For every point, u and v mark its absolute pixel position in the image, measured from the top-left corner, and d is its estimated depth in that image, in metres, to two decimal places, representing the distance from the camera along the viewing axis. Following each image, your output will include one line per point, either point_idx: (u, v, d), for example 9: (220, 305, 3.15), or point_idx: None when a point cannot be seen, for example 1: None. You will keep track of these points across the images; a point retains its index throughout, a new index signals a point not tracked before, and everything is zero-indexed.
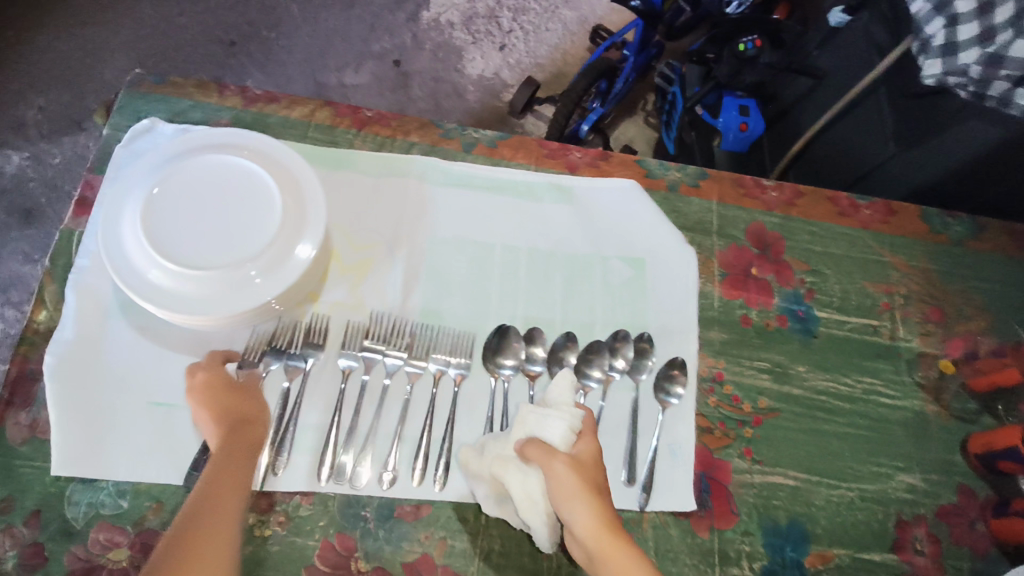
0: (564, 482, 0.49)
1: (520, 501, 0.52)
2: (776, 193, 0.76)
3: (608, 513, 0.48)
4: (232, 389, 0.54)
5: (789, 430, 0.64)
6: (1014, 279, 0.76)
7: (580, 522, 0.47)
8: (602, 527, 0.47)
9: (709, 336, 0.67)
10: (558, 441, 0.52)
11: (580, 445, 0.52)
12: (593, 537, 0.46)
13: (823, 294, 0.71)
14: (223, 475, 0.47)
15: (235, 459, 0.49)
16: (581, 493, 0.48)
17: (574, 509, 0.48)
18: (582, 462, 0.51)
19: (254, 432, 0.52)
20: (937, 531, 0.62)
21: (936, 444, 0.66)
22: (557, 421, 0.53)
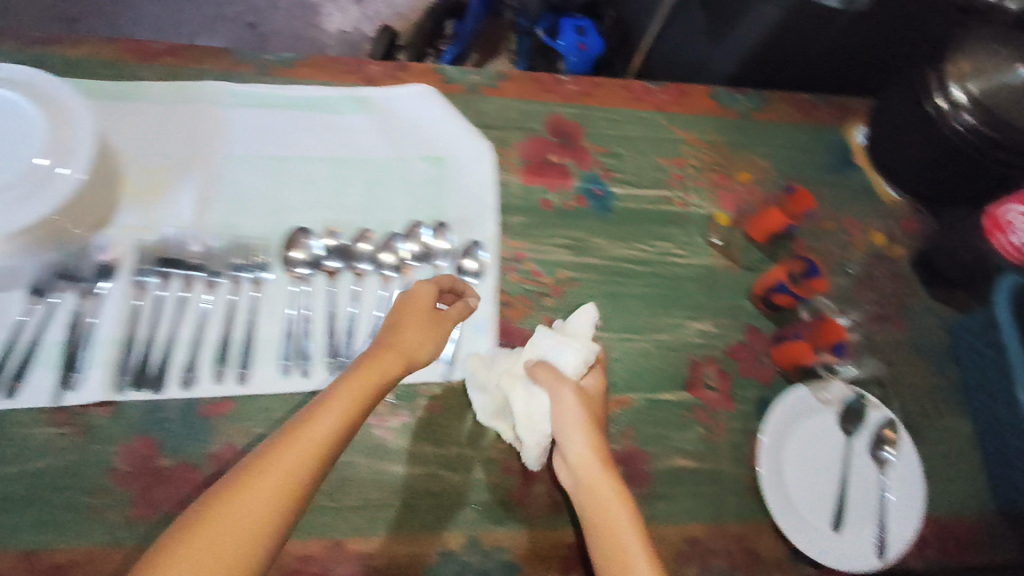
0: (569, 409, 0.57)
1: (524, 415, 0.58)
2: (573, 86, 0.80)
3: (603, 453, 0.56)
4: (428, 317, 0.55)
5: (587, 295, 0.69)
6: (795, 144, 0.83)
7: (575, 450, 0.55)
8: (594, 458, 0.55)
9: (509, 221, 0.71)
10: (571, 367, 0.60)
11: (588, 380, 0.61)
12: (586, 469, 0.55)
13: (620, 173, 0.76)
14: (336, 406, 0.46)
15: (359, 386, 0.47)
16: (584, 429, 0.56)
17: (575, 440, 0.56)
18: (587, 396, 0.59)
19: (390, 364, 0.50)
20: (727, 368, 0.69)
21: (725, 291, 0.73)
22: (572, 353, 0.60)
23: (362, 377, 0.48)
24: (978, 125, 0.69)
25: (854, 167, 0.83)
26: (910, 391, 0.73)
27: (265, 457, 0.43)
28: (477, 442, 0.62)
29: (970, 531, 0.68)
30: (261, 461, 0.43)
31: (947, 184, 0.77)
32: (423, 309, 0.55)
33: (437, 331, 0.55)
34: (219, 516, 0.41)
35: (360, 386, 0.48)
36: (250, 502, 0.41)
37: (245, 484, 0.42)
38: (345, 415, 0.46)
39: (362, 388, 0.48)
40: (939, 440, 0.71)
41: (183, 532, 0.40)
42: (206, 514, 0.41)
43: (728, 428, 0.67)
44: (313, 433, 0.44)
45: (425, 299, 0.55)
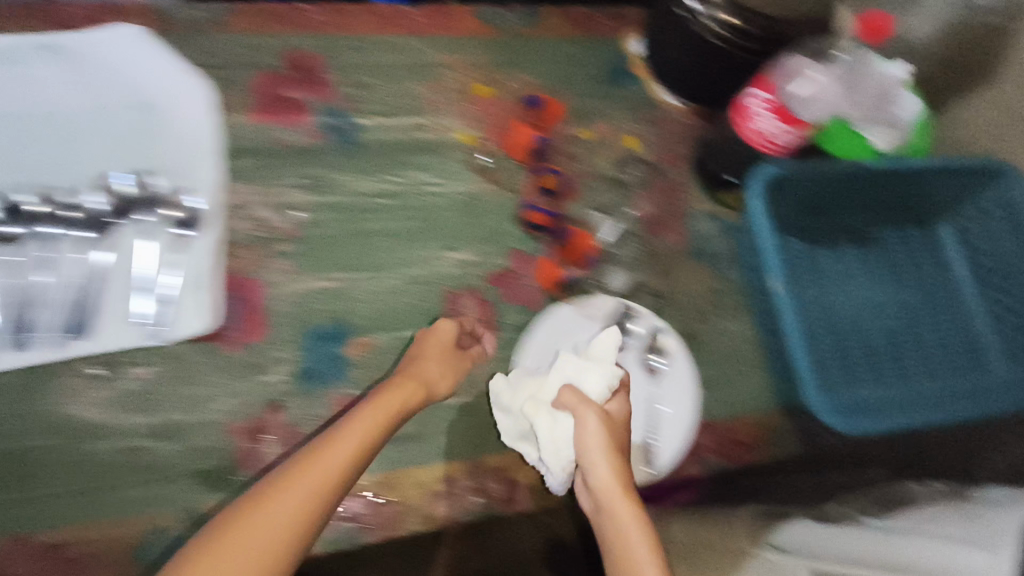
0: (595, 437, 0.52)
1: (549, 445, 0.54)
2: (318, 15, 0.73)
3: (627, 477, 0.52)
4: (451, 351, 0.60)
5: (329, 237, 0.64)
6: (568, 57, 0.79)
7: (599, 475, 0.52)
8: (617, 487, 0.51)
9: (238, 165, 0.65)
10: (596, 394, 0.56)
11: (614, 403, 0.57)
12: (608, 491, 0.51)
13: (367, 104, 0.70)
14: (368, 419, 0.50)
15: (388, 407, 0.52)
16: (607, 451, 0.52)
17: (597, 467, 0.52)
18: (613, 421, 0.55)
19: (409, 393, 0.54)
20: (487, 297, 0.65)
21: (489, 218, 0.68)
22: (597, 375, 0.56)
23: (383, 406, 0.52)
24: (729, 20, 0.65)
25: (632, 76, 0.79)
26: (689, 299, 0.70)
27: (329, 443, 0.48)
28: (201, 406, 0.57)
29: (748, 430, 0.68)
30: (324, 451, 0.47)
31: (717, 83, 0.73)
32: (442, 343, 0.59)
33: (455, 365, 0.59)
34: (260, 520, 0.42)
35: (378, 416, 0.51)
36: (282, 502, 0.43)
37: (301, 472, 0.45)
38: (366, 437, 0.49)
39: (387, 416, 0.51)
40: (718, 347, 0.70)
41: (217, 531, 0.42)
42: (237, 523, 0.42)
43: (488, 359, 0.64)
44: (331, 457, 0.46)
45: (447, 338, 0.60)
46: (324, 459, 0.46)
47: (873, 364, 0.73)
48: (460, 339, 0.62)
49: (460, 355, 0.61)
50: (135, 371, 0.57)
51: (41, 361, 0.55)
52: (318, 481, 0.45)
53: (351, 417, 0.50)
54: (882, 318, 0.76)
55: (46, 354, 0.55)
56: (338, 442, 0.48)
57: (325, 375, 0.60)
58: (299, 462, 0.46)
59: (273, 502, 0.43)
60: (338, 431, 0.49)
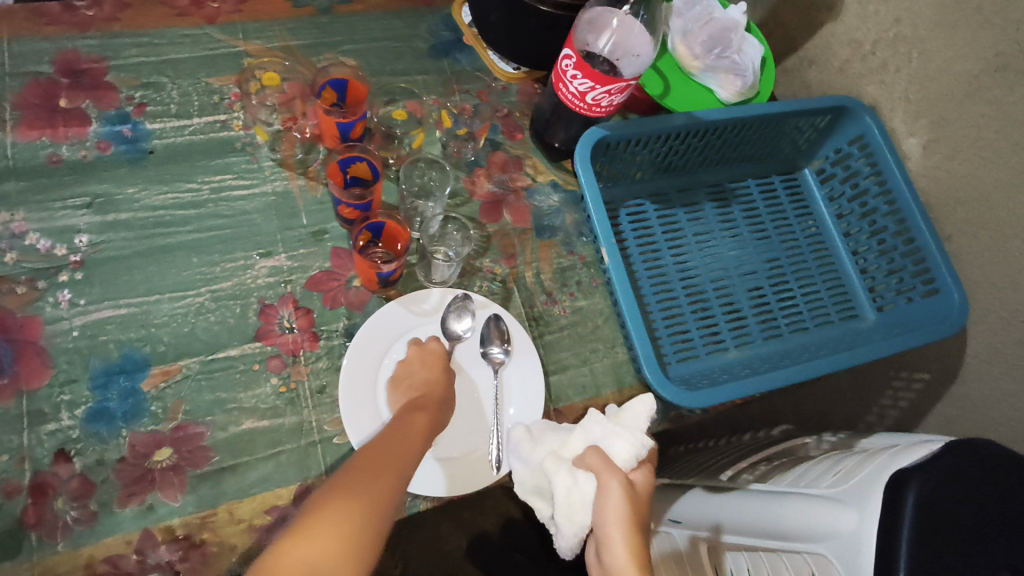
0: (616, 506, 0.47)
1: (563, 500, 0.50)
2: (92, 11, 0.66)
3: (643, 559, 0.45)
4: (440, 365, 0.56)
5: (115, 258, 0.58)
6: (389, 33, 0.73)
7: (612, 552, 0.45)
8: (635, 563, 0.45)
9: (1, 190, 0.58)
10: (621, 461, 0.51)
11: (636, 475, 0.51)
12: (622, 572, 0.45)
13: (156, 104, 0.64)
14: (415, 438, 0.49)
15: (422, 429, 0.50)
16: (624, 525, 0.46)
17: (612, 545, 0.46)
18: (635, 491, 0.49)
19: (436, 413, 0.53)
20: (306, 302, 0.60)
21: (305, 217, 0.63)
22: (624, 444, 0.51)
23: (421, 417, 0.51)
24: None
25: (462, 48, 0.75)
26: (536, 279, 0.66)
27: (387, 450, 0.47)
28: None
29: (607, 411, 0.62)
30: (378, 456, 0.46)
31: (541, 46, 0.68)
32: (437, 359, 0.57)
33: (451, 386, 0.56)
34: (346, 504, 0.41)
35: (416, 434, 0.49)
36: (351, 498, 0.42)
37: (365, 474, 0.44)
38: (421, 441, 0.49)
39: (423, 434, 0.50)
40: (573, 327, 0.65)
41: (292, 533, 0.40)
42: (313, 521, 0.40)
43: (310, 372, 0.57)
44: (376, 482, 0.44)
45: (433, 355, 0.57)
46: (385, 462, 0.46)
47: (737, 327, 0.68)
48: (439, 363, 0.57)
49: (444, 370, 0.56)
50: None
51: None
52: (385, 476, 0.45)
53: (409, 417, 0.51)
54: (748, 276, 0.71)
55: None
56: (398, 445, 0.48)
57: (120, 414, 0.53)
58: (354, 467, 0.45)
59: (341, 498, 0.42)
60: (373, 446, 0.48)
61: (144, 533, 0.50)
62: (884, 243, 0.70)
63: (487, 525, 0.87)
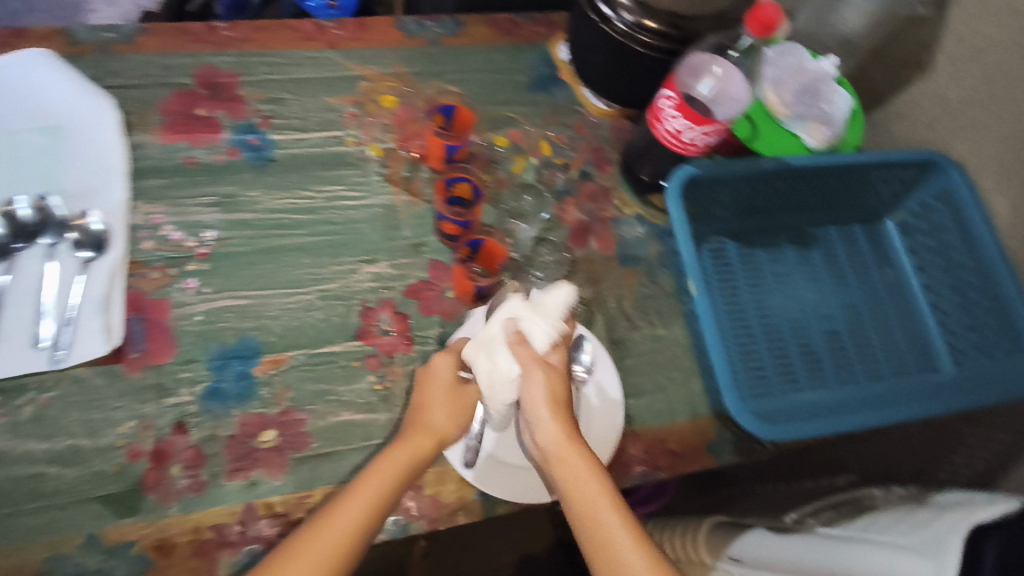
0: (538, 389, 0.54)
1: (489, 387, 0.56)
2: (230, 31, 0.72)
3: (571, 429, 0.52)
4: (448, 386, 0.58)
5: (237, 254, 0.63)
6: (493, 65, 0.78)
7: (542, 434, 0.52)
8: (559, 431, 0.52)
9: (143, 185, 0.64)
10: (541, 345, 0.56)
11: (554, 356, 0.57)
12: (553, 445, 0.51)
13: (281, 118, 0.70)
14: (368, 487, 0.50)
15: (399, 463, 0.52)
16: (546, 404, 0.53)
17: (541, 421, 0.52)
18: (552, 372, 0.55)
19: (418, 443, 0.54)
20: (404, 308, 0.64)
21: (406, 229, 0.67)
22: (542, 328, 0.56)
23: (375, 472, 0.51)
24: (640, 22, 0.65)
25: (559, 82, 0.79)
26: (618, 306, 0.69)
27: (324, 520, 0.47)
28: (96, 431, 0.54)
29: (680, 438, 0.64)
30: (315, 527, 0.47)
31: (637, 85, 0.72)
32: (444, 385, 0.58)
33: (462, 405, 0.57)
34: (307, 546, 0.46)
35: (393, 469, 0.51)
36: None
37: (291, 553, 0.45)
38: (372, 498, 0.49)
39: (401, 466, 0.52)
40: (651, 354, 0.67)
41: None
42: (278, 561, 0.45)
43: (404, 374, 0.61)
44: (334, 525, 0.47)
45: (442, 377, 0.58)
46: (318, 535, 0.46)
47: (813, 368, 0.69)
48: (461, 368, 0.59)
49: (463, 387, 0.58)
50: (37, 398, 0.54)
51: None
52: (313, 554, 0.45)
53: (366, 474, 0.51)
54: (825, 319, 0.72)
55: None
56: (338, 510, 0.48)
57: (233, 396, 0.57)
58: (291, 542, 0.46)
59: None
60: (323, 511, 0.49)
61: (247, 507, 0.54)
62: (967, 297, 0.70)
63: (535, 546, 0.94)
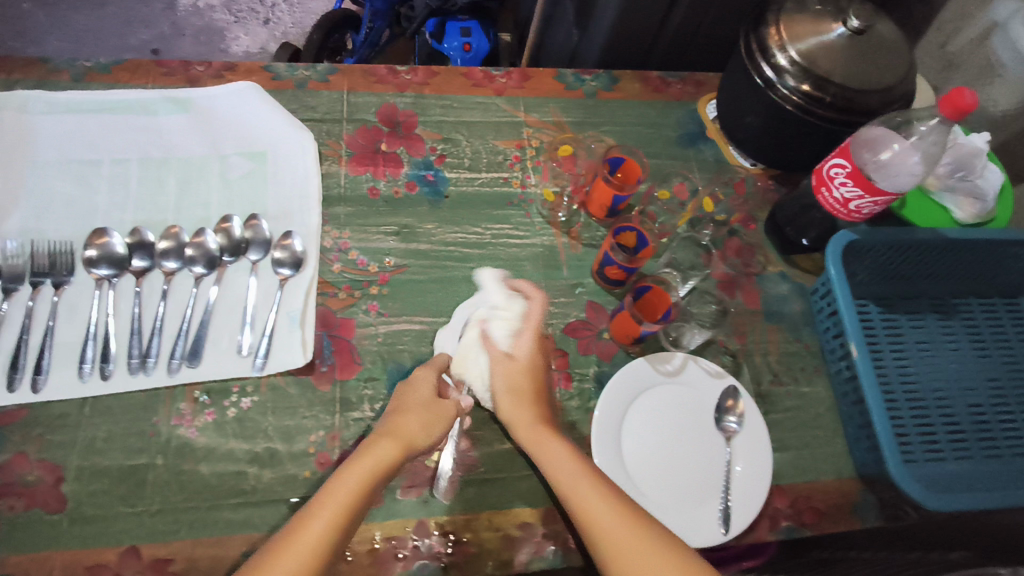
0: (503, 383, 0.58)
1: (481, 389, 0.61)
2: (410, 75, 0.79)
3: (543, 416, 0.57)
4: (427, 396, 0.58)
5: (414, 281, 0.67)
6: (645, 119, 0.82)
7: (518, 425, 0.56)
8: (534, 425, 0.55)
9: (334, 212, 0.69)
10: (501, 337, 0.61)
11: (520, 341, 0.60)
12: (529, 434, 0.55)
13: (453, 158, 0.75)
14: (350, 482, 0.50)
15: (371, 463, 0.51)
16: (518, 395, 0.57)
17: (511, 412, 0.57)
18: (517, 361, 0.59)
19: (386, 449, 0.53)
20: (564, 346, 0.67)
21: (565, 270, 0.71)
22: (501, 325, 0.61)
23: (357, 465, 0.51)
24: (802, 88, 0.68)
25: (705, 139, 0.83)
26: (763, 361, 0.71)
27: (305, 513, 0.47)
28: (290, 437, 0.59)
29: (825, 497, 0.65)
30: (300, 520, 0.46)
31: (791, 149, 0.75)
32: (422, 396, 0.58)
33: (440, 419, 0.57)
34: (289, 545, 0.44)
35: (363, 469, 0.51)
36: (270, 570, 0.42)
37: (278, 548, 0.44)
38: (356, 489, 0.49)
39: (371, 466, 0.51)
40: (795, 411, 0.69)
41: None
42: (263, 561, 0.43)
43: (564, 408, 0.65)
44: (313, 523, 0.46)
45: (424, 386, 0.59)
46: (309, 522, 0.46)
47: (958, 441, 0.69)
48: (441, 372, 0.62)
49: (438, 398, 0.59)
50: (239, 401, 0.59)
51: (154, 386, 0.58)
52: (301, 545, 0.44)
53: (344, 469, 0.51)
54: (968, 392, 0.72)
55: (159, 379, 0.58)
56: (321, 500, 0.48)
57: None
58: (278, 537, 0.45)
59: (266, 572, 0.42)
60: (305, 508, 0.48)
61: (420, 523, 0.57)
62: None
63: None
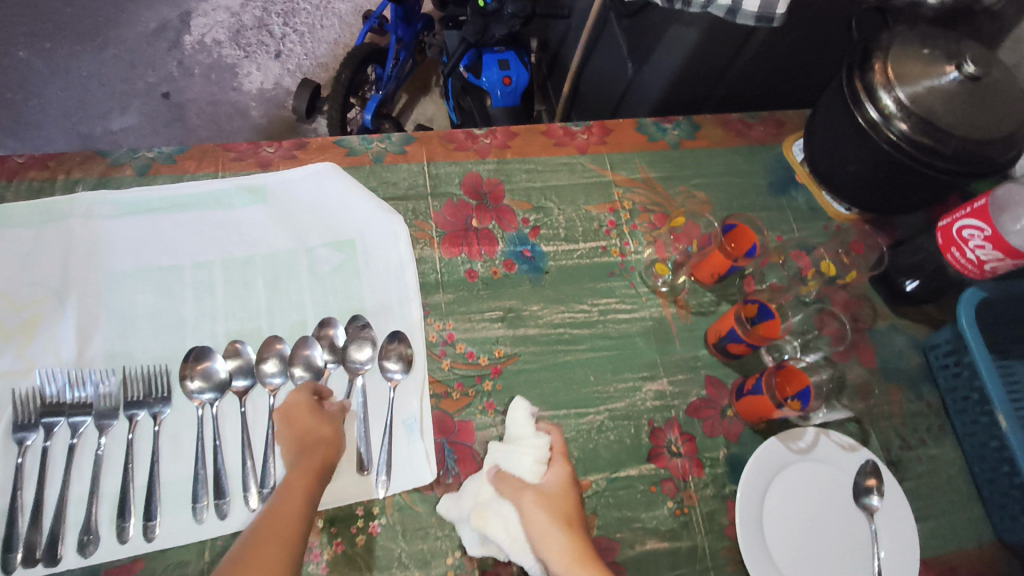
0: (537, 514, 0.51)
1: (507, 543, 0.51)
2: (489, 139, 0.75)
3: (581, 546, 0.50)
4: (314, 415, 0.54)
5: (529, 371, 0.63)
6: (732, 168, 0.79)
7: (553, 559, 0.49)
8: (571, 557, 0.49)
9: (434, 301, 0.65)
10: (527, 473, 0.54)
11: (551, 476, 0.54)
12: (565, 569, 0.49)
13: (548, 229, 0.71)
14: (299, 490, 0.49)
15: (307, 469, 0.50)
16: (557, 526, 0.50)
17: (551, 549, 0.50)
18: (550, 497, 0.52)
19: (315, 454, 0.52)
20: (689, 429, 0.64)
21: (678, 343, 0.67)
22: (525, 456, 0.54)
23: (297, 476, 0.50)
24: (915, 131, 0.65)
25: (796, 185, 0.80)
26: (890, 424, 0.67)
27: (264, 542, 0.44)
28: (426, 563, 0.54)
29: (972, 567, 0.62)
30: (255, 548, 0.44)
31: (897, 194, 0.72)
32: (306, 414, 0.54)
33: (332, 421, 0.55)
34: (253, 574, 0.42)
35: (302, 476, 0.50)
36: None
37: None
38: (303, 502, 0.48)
39: (308, 482, 0.50)
40: (929, 476, 0.66)
41: None
42: None
43: (699, 498, 0.61)
44: (270, 550, 0.44)
45: (303, 406, 0.54)
46: (270, 549, 0.44)
47: None
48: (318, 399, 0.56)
49: (324, 410, 0.55)
50: (368, 526, 0.54)
51: None
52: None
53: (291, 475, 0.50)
54: None
55: None
56: (275, 523, 0.46)
57: None
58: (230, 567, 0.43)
59: None
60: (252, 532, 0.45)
61: None
62: None
63: None
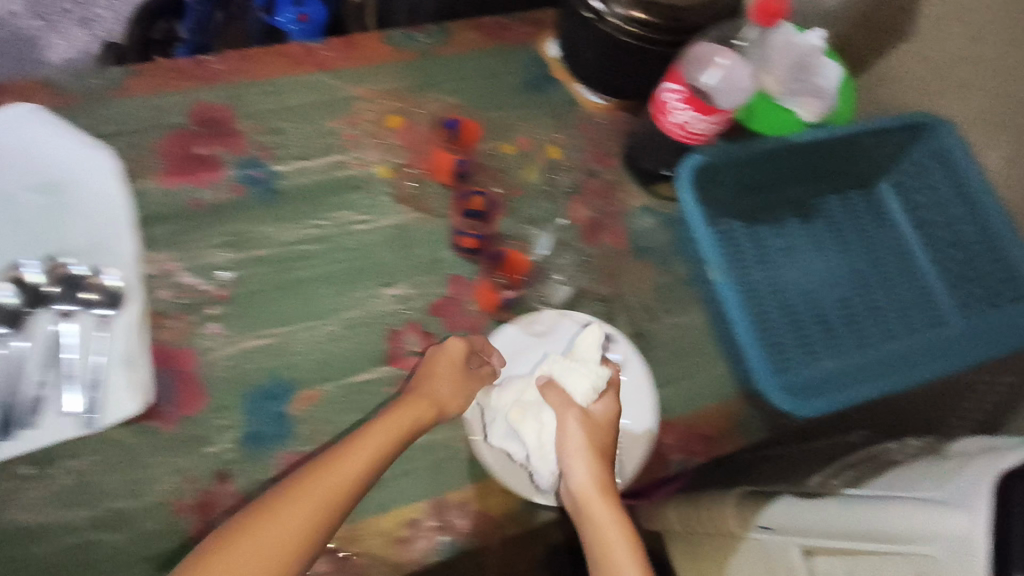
0: (577, 437, 0.57)
1: (535, 447, 0.58)
2: (219, 64, 0.71)
3: (603, 476, 0.56)
4: (453, 372, 0.59)
5: (258, 292, 0.62)
6: (484, 70, 0.78)
7: (577, 476, 0.56)
8: (593, 484, 0.55)
9: (153, 233, 0.63)
10: (580, 394, 0.59)
11: (598, 403, 0.59)
12: (582, 493, 0.55)
13: (282, 148, 0.69)
14: (377, 438, 0.53)
15: (401, 421, 0.55)
16: (589, 457, 0.56)
17: (575, 468, 0.56)
18: (592, 421, 0.58)
19: (417, 411, 0.56)
20: (428, 328, 0.64)
21: (419, 246, 0.67)
22: (584, 380, 0.59)
23: (381, 426, 0.54)
24: (632, 13, 0.65)
25: (552, 81, 0.79)
26: (637, 300, 0.69)
27: (308, 481, 0.49)
28: (141, 490, 0.54)
29: (711, 422, 0.66)
30: (296, 490, 0.48)
31: (630, 78, 0.73)
32: (454, 361, 0.60)
33: (466, 389, 0.59)
34: (263, 524, 0.46)
35: (399, 424, 0.54)
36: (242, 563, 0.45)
37: (253, 530, 0.46)
38: (385, 448, 0.53)
39: (392, 436, 0.53)
40: (673, 344, 0.68)
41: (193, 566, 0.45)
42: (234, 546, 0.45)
43: None
44: (303, 493, 0.48)
45: (456, 354, 0.60)
46: (291, 505, 0.47)
47: (830, 337, 0.72)
48: (469, 360, 0.61)
49: (472, 373, 0.61)
50: (71, 466, 0.54)
51: None
52: (272, 535, 0.46)
53: (382, 418, 0.54)
54: (835, 286, 0.75)
55: None
56: (338, 466, 0.50)
57: (271, 437, 0.58)
58: (267, 504, 0.48)
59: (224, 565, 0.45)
60: (310, 466, 0.51)
61: None
62: None
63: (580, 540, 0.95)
